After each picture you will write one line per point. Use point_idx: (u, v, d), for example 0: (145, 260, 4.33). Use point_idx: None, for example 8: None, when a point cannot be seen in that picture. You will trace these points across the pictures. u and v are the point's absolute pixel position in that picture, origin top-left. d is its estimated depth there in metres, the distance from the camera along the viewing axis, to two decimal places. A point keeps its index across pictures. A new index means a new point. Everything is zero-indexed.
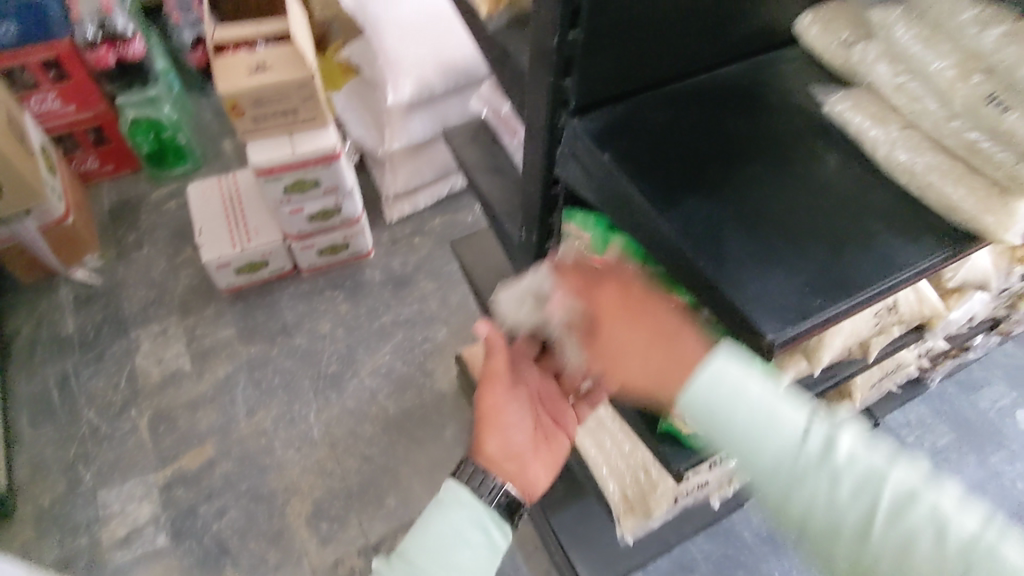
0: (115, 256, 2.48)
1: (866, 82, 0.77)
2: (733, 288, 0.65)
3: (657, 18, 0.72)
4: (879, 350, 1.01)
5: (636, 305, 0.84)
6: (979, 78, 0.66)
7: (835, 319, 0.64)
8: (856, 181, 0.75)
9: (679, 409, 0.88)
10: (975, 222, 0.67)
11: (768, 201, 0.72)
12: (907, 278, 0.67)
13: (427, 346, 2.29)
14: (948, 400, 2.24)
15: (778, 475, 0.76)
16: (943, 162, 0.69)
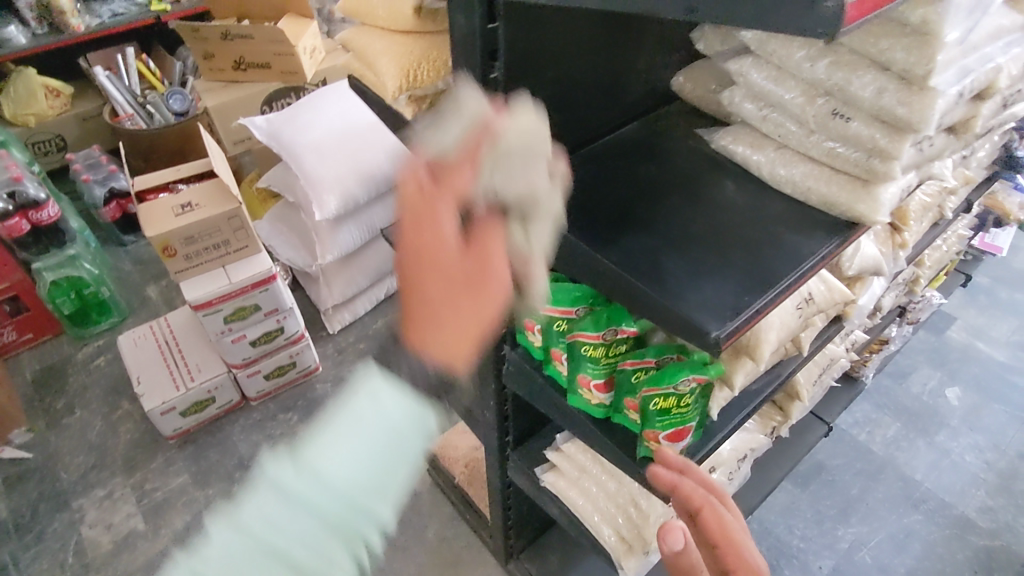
0: (44, 426, 2.34)
1: (741, 118, 0.92)
2: (676, 299, 0.73)
3: (560, 93, 0.85)
4: (812, 344, 1.13)
5: (595, 343, 0.93)
6: (822, 100, 0.80)
7: (767, 309, 0.73)
8: (752, 198, 0.89)
9: (653, 430, 0.94)
10: (850, 211, 0.82)
11: (686, 225, 0.83)
12: (814, 265, 0.79)
13: None
14: (885, 394, 2.41)
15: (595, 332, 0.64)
16: (813, 169, 0.84)
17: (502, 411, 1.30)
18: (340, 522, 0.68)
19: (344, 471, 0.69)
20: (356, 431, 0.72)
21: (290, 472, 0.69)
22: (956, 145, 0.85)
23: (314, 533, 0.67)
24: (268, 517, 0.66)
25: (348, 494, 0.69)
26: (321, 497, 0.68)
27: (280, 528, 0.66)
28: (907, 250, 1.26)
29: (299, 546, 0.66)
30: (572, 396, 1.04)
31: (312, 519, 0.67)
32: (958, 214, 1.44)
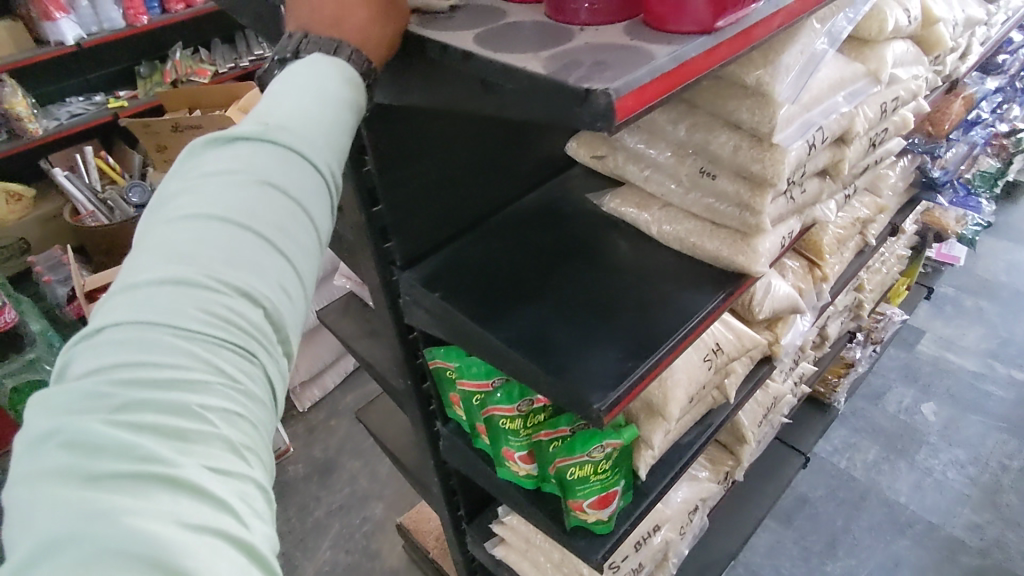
0: None
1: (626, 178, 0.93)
2: (563, 374, 0.72)
3: (441, 173, 0.85)
4: (742, 389, 1.12)
5: (511, 416, 0.93)
6: (691, 159, 0.82)
7: (650, 375, 0.73)
8: (645, 254, 0.88)
9: (576, 500, 0.92)
10: (734, 264, 0.82)
11: (578, 291, 0.82)
12: (701, 321, 0.78)
13: (367, 526, 2.20)
14: (862, 417, 2.37)
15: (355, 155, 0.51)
16: (694, 226, 0.85)
17: (449, 486, 1.26)
18: (319, 182, 0.45)
19: (311, 115, 0.46)
20: (315, 82, 0.48)
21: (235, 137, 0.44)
22: (833, 187, 0.88)
23: (291, 200, 0.43)
24: (223, 188, 0.41)
25: (323, 147, 0.46)
26: (291, 144, 0.44)
27: (243, 200, 0.40)
28: (831, 283, 1.27)
29: (275, 221, 0.41)
30: (500, 469, 1.03)
31: (286, 173, 0.43)
32: (882, 241, 1.46)
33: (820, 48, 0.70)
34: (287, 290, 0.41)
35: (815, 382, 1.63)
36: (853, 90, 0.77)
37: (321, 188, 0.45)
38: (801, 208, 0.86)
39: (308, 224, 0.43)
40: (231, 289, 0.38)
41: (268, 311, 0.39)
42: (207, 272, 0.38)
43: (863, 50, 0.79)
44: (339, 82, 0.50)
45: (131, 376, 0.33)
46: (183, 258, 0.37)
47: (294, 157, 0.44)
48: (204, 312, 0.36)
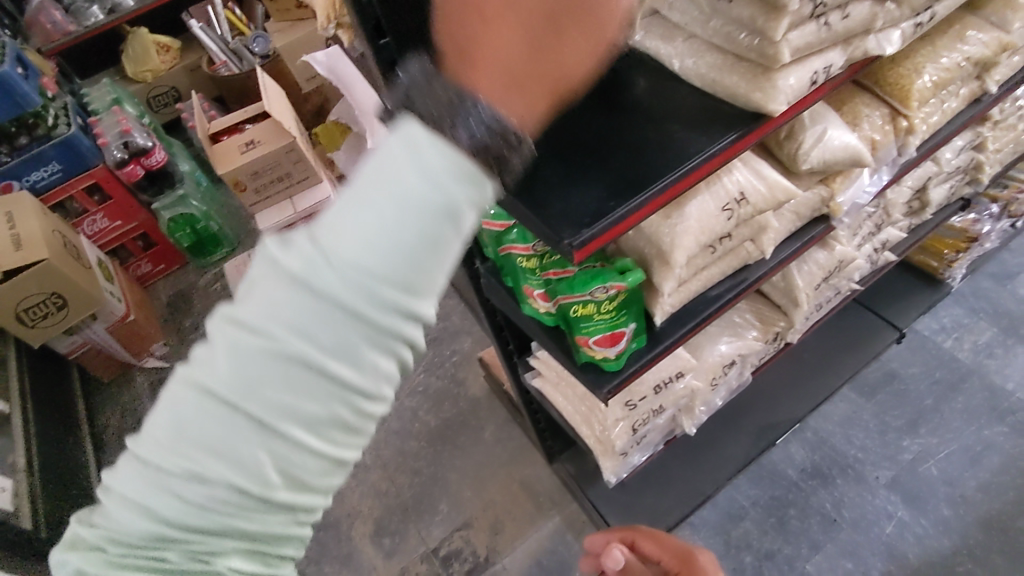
0: (176, 341, 2.63)
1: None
2: (542, 209, 0.73)
3: None
4: (782, 248, 1.06)
5: (526, 255, 0.95)
6: None
7: (630, 217, 0.72)
8: (663, 89, 0.83)
9: (583, 336, 0.95)
10: (750, 102, 0.76)
11: (581, 132, 0.80)
12: (698, 166, 0.74)
13: (455, 359, 2.41)
14: (981, 296, 2.06)
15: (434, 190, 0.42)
16: (716, 60, 0.79)
17: (496, 322, 1.35)
18: (345, 344, 0.42)
19: (361, 243, 0.41)
20: (384, 193, 0.41)
21: (277, 274, 0.42)
22: (893, 13, 0.77)
23: (300, 378, 0.42)
24: (230, 364, 0.42)
25: (355, 290, 0.41)
26: (315, 300, 0.41)
27: (243, 380, 0.42)
28: (921, 138, 1.11)
29: (268, 399, 0.42)
30: (523, 306, 1.08)
31: (294, 343, 0.41)
32: (1011, 89, 1.24)
33: None
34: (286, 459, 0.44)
35: (905, 251, 1.48)
36: None
37: (344, 348, 0.42)
38: (847, 38, 0.76)
39: (319, 390, 0.43)
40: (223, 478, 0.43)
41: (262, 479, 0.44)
42: (202, 454, 0.43)
43: None
44: (420, 181, 0.41)
45: (144, 534, 0.45)
46: (186, 447, 0.43)
47: (309, 324, 0.41)
48: (195, 496, 0.43)
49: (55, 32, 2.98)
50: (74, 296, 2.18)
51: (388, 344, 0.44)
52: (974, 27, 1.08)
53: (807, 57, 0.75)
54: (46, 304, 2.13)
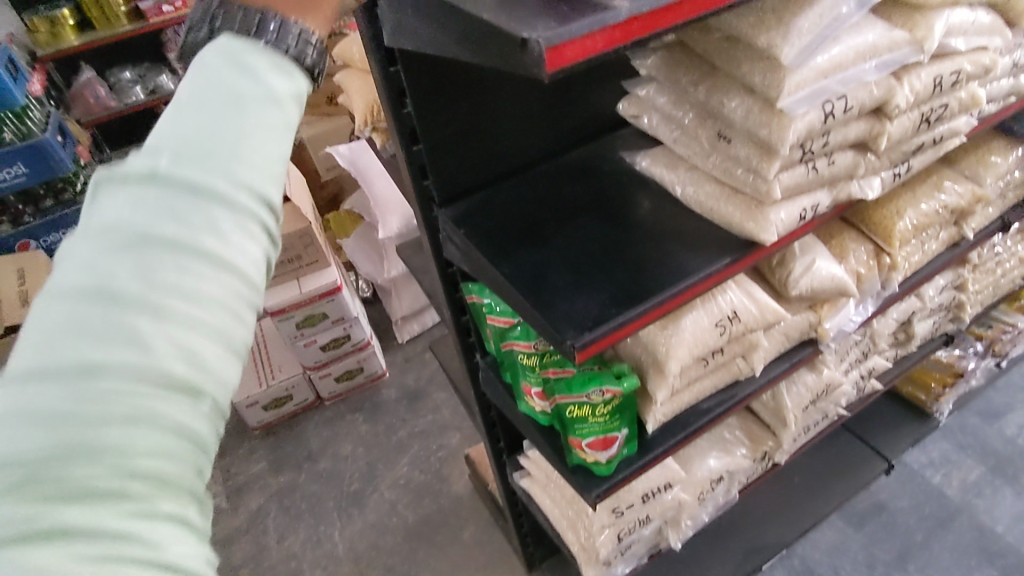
0: None
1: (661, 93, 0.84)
2: (548, 310, 0.78)
3: (483, 122, 0.92)
4: (771, 368, 1.10)
5: (527, 352, 0.98)
6: (711, 123, 0.84)
7: (630, 325, 0.77)
8: (665, 211, 0.90)
9: (577, 437, 0.97)
10: (744, 231, 0.82)
11: (589, 245, 0.87)
12: (696, 282, 0.80)
13: (441, 453, 2.37)
14: (970, 433, 2.04)
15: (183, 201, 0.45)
16: (714, 189, 0.86)
17: (489, 418, 1.36)
18: (210, 206, 0.45)
19: (195, 135, 0.47)
20: (193, 102, 0.48)
21: (113, 206, 0.44)
22: (872, 163, 0.85)
23: (175, 261, 0.43)
24: (87, 295, 0.41)
25: (205, 165, 0.46)
26: (168, 183, 0.44)
27: (109, 295, 0.41)
28: (903, 274, 1.18)
29: (135, 302, 0.41)
30: (520, 402, 1.10)
31: (164, 229, 0.43)
32: (988, 237, 1.33)
33: (844, 12, 0.69)
34: (180, 349, 0.42)
35: (893, 381, 1.51)
36: (888, 60, 0.75)
37: (212, 214, 0.45)
38: (832, 182, 0.84)
39: (198, 263, 0.44)
40: (108, 400, 0.39)
41: (159, 381, 0.41)
42: (80, 384, 0.39)
43: (913, 17, 0.76)
44: (226, 86, 0.49)
45: None
46: (50, 393, 0.39)
47: (172, 209, 0.44)
48: (78, 437, 0.38)
49: (96, 105, 3.16)
50: None
51: (254, 208, 0.48)
52: (950, 179, 1.18)
53: (797, 195, 0.82)
54: None
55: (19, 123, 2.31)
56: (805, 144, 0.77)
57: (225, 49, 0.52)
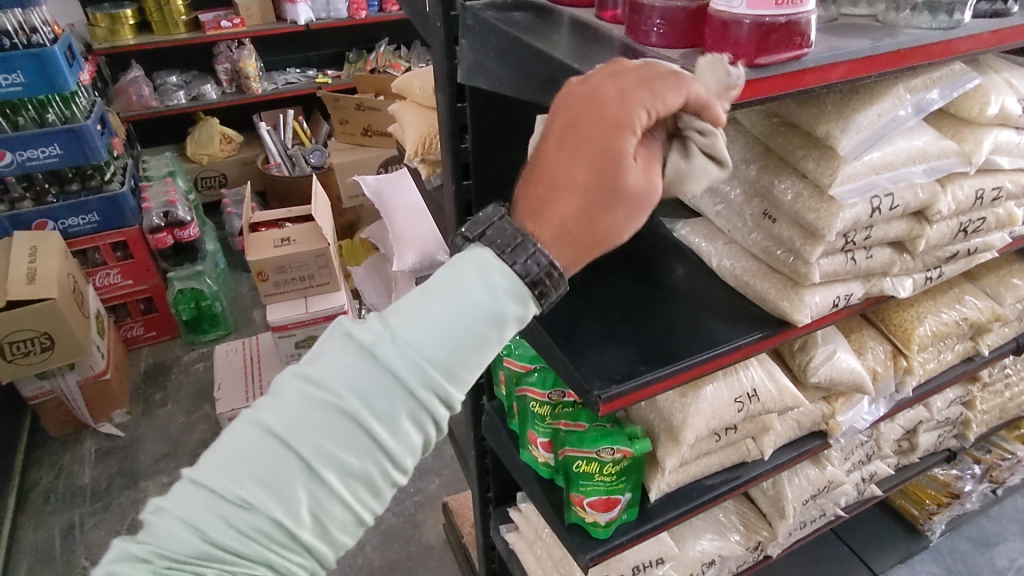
0: (140, 412, 2.46)
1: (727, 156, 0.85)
2: (576, 358, 0.78)
3: None
4: (779, 454, 1.09)
5: (540, 400, 0.97)
6: (757, 202, 0.87)
7: (656, 383, 0.77)
8: (698, 279, 0.92)
9: (579, 494, 0.95)
10: (777, 308, 0.83)
11: (621, 301, 0.88)
12: (724, 353, 0.80)
13: (417, 498, 2.29)
14: (960, 558, 1.98)
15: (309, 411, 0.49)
16: (749, 265, 0.88)
17: (483, 464, 1.33)
18: (387, 412, 0.51)
19: (407, 333, 0.51)
20: (427, 289, 0.54)
21: (319, 363, 0.52)
22: (908, 263, 0.87)
23: (323, 455, 0.49)
24: (252, 450, 0.49)
25: (398, 371, 0.51)
26: (361, 373, 0.50)
27: (263, 461, 0.48)
28: (917, 380, 1.19)
29: (283, 475, 0.48)
30: (523, 451, 1.09)
31: (333, 420, 0.49)
32: (1002, 356, 1.34)
33: (901, 114, 0.73)
34: (294, 533, 0.49)
35: (892, 490, 1.49)
36: (936, 166, 0.78)
37: (381, 418, 0.50)
38: (866, 275, 0.85)
39: (347, 459, 0.50)
40: (226, 551, 0.48)
41: (270, 550, 0.48)
42: (209, 529, 0.47)
43: (962, 131, 0.80)
44: (464, 292, 0.53)
45: None
46: (193, 524, 0.47)
47: (350, 404, 0.50)
48: (195, 570, 0.47)
49: (137, 103, 3.23)
50: (61, 341, 2.13)
51: (419, 421, 0.52)
52: (970, 294, 1.20)
53: (832, 282, 0.83)
54: (33, 342, 2.09)
55: (64, 107, 2.35)
56: (848, 233, 0.79)
57: (482, 252, 0.55)
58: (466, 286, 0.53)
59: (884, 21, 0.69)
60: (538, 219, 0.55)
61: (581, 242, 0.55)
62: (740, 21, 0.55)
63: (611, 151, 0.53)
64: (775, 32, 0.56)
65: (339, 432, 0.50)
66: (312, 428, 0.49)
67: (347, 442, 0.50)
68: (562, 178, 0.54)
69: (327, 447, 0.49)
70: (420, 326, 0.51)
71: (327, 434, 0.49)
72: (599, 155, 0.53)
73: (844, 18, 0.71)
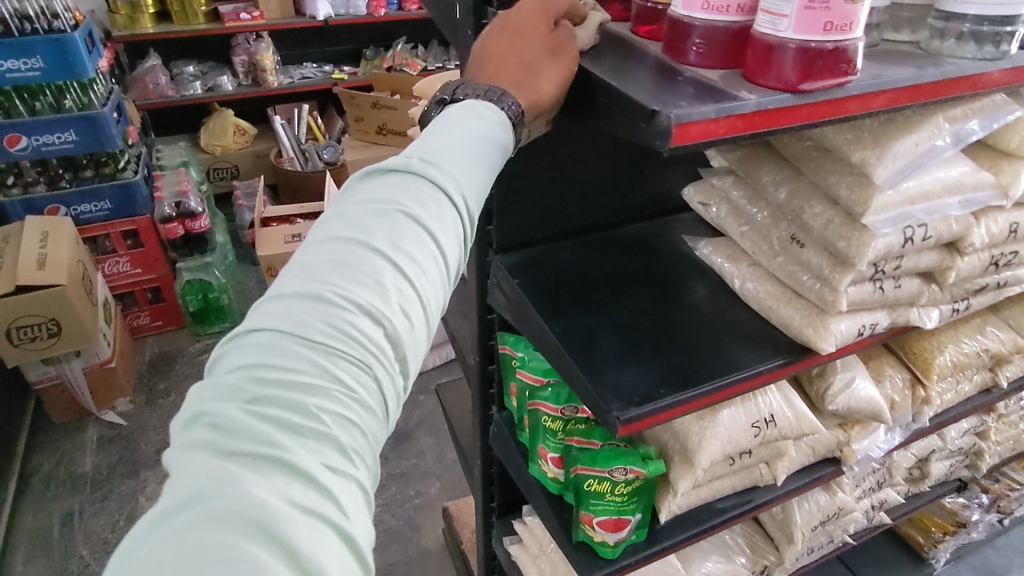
0: (144, 401, 2.45)
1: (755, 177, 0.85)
2: (594, 377, 0.76)
3: (555, 183, 0.94)
4: (792, 479, 1.07)
5: (553, 415, 0.96)
6: (785, 225, 0.85)
7: (676, 407, 0.75)
8: (720, 301, 0.90)
9: (588, 512, 0.93)
10: (801, 335, 0.81)
11: (640, 319, 0.86)
12: (745, 378, 0.79)
13: (417, 500, 2.27)
14: None
15: (368, 221, 0.48)
16: (773, 289, 0.86)
17: (488, 474, 1.31)
18: (440, 211, 0.51)
19: (435, 151, 0.54)
20: (433, 131, 0.57)
21: (355, 194, 0.51)
22: (936, 294, 0.85)
23: (401, 251, 0.47)
24: (325, 261, 0.46)
25: (442, 174, 0.53)
26: (408, 184, 0.51)
27: (345, 260, 0.46)
28: (935, 410, 1.17)
29: (370, 264, 0.46)
30: (533, 464, 1.07)
31: (401, 211, 0.49)
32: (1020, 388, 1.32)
33: (940, 144, 0.72)
34: (391, 321, 0.46)
35: (900, 518, 1.47)
36: (972, 199, 0.77)
37: (436, 218, 0.51)
38: (893, 304, 0.84)
39: (423, 247, 0.49)
40: (323, 360, 0.42)
41: (367, 348, 0.44)
42: (300, 342, 0.42)
43: (999, 163, 0.79)
44: (467, 128, 0.57)
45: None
46: (283, 338, 0.42)
47: (406, 205, 0.50)
48: (292, 388, 0.40)
49: (153, 92, 3.24)
50: (68, 328, 2.13)
51: (465, 219, 0.54)
52: (993, 325, 1.18)
53: (859, 310, 0.82)
54: (40, 328, 2.09)
55: (81, 94, 2.34)
56: (879, 262, 0.78)
57: (469, 101, 0.60)
58: (463, 118, 0.59)
59: (926, 49, 0.69)
60: (492, 73, 0.64)
61: (529, 82, 0.63)
62: (785, 45, 0.54)
63: (534, 26, 0.65)
64: (821, 57, 0.55)
65: (408, 230, 0.48)
66: (378, 229, 0.48)
67: (418, 239, 0.49)
68: (503, 46, 0.65)
69: (402, 244, 0.48)
70: (440, 148, 0.55)
71: (397, 234, 0.48)
72: (526, 31, 0.65)
73: (885, 44, 0.70)
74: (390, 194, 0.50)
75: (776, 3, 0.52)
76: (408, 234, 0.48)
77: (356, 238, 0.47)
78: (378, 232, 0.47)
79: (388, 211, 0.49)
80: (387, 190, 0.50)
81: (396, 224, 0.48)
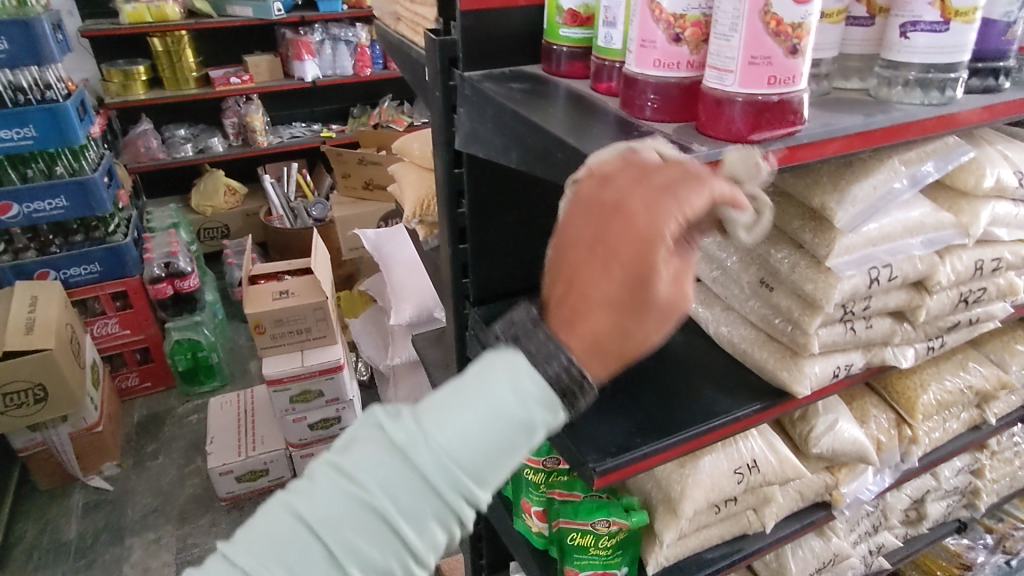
0: (130, 464, 2.40)
1: None
2: (569, 426, 0.76)
3: (526, 236, 0.96)
4: (781, 527, 1.04)
5: (535, 467, 0.94)
6: (754, 269, 0.86)
7: (653, 457, 0.74)
8: (695, 346, 0.90)
9: (574, 568, 0.91)
10: (777, 379, 0.81)
11: (616, 368, 0.86)
12: (722, 425, 0.78)
13: None
14: None
15: (333, 507, 0.51)
16: (747, 332, 0.86)
17: (476, 530, 1.29)
18: (413, 510, 0.52)
19: (442, 435, 0.53)
20: (466, 387, 0.56)
21: (351, 452, 0.54)
22: (909, 333, 0.85)
23: (347, 549, 0.51)
24: (261, 547, 0.51)
25: (429, 478, 0.52)
26: (394, 468, 0.52)
27: (291, 544, 0.51)
28: (924, 449, 1.16)
29: (298, 568, 0.50)
30: (517, 519, 1.04)
31: (359, 516, 0.51)
32: (1009, 426, 1.32)
33: (897, 187, 0.73)
34: None
35: (901, 563, 1.43)
36: (934, 237, 0.78)
37: (408, 515, 0.52)
38: (867, 345, 0.84)
39: (377, 544, 0.52)
40: None
41: None
42: None
43: (958, 203, 0.80)
44: (489, 404, 0.55)
45: None
46: None
47: (377, 499, 0.51)
48: None
49: (145, 155, 3.30)
50: (55, 393, 2.11)
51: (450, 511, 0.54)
52: (975, 361, 1.18)
53: (832, 352, 0.82)
54: (26, 393, 2.06)
55: (74, 159, 2.38)
56: (847, 304, 0.78)
57: (517, 356, 0.57)
58: (503, 383, 0.56)
59: (876, 96, 0.71)
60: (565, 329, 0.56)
61: (613, 353, 0.56)
62: (733, 98, 0.56)
63: (639, 271, 0.52)
64: (769, 109, 0.56)
65: (364, 526, 0.51)
66: (334, 519, 0.51)
67: (370, 539, 0.51)
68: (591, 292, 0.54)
69: (350, 543, 0.51)
70: (444, 427, 0.54)
71: (352, 526, 0.51)
72: (632, 273, 0.52)
73: (836, 93, 0.72)
74: (363, 478, 0.52)
75: (721, 60, 0.55)
76: (362, 527, 0.51)
77: (309, 521, 0.51)
78: (331, 519, 0.51)
79: (353, 501, 0.51)
80: (368, 470, 0.52)
81: (354, 516, 0.51)
